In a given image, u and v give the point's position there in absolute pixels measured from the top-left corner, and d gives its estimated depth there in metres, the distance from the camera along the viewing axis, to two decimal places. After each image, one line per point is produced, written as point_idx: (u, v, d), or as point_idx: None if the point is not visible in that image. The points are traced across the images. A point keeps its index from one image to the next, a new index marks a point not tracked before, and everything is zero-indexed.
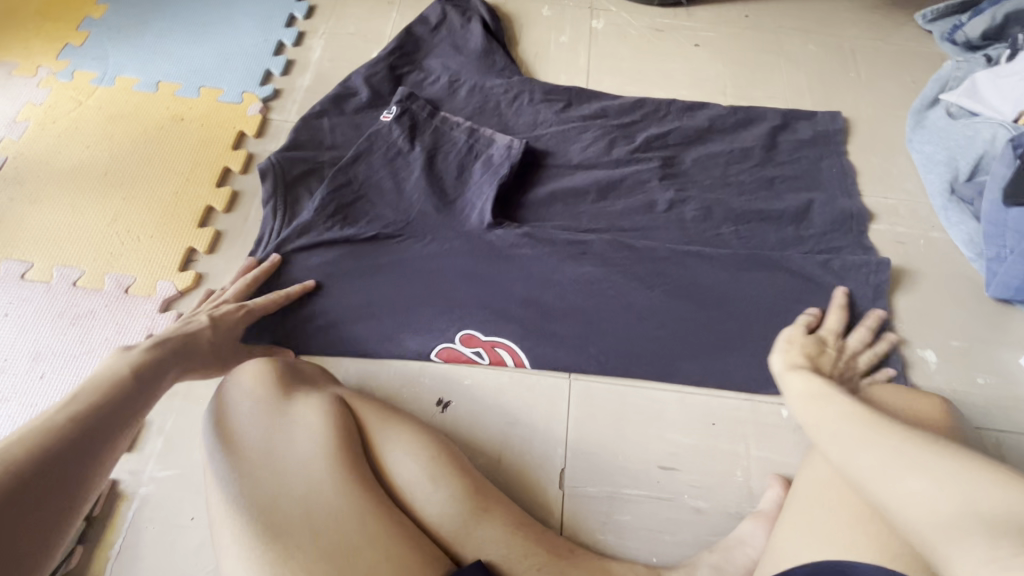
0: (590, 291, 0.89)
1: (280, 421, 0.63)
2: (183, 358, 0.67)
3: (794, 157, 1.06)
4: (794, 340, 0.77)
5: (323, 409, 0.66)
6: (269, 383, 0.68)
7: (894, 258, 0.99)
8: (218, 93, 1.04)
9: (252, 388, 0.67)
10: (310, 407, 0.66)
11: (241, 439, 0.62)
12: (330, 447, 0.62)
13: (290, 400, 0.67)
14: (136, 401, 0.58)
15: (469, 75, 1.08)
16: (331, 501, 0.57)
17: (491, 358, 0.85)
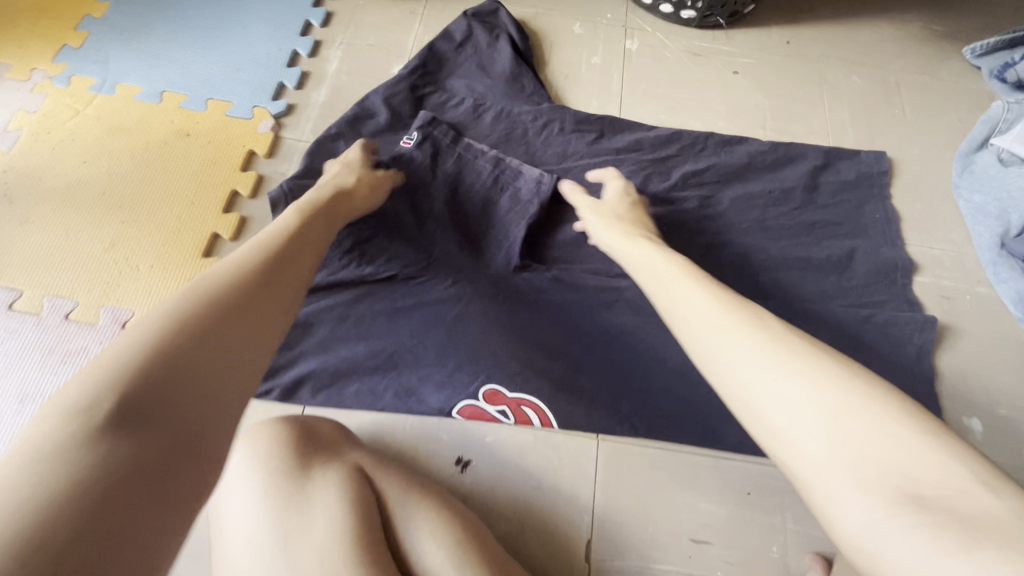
0: (620, 344, 0.84)
1: (298, 497, 0.61)
2: (310, 253, 0.66)
3: (836, 200, 1.00)
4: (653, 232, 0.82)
5: (343, 483, 0.64)
6: (290, 452, 0.67)
7: (940, 315, 0.94)
8: (227, 107, 0.97)
9: (274, 454, 0.66)
10: (329, 479, 0.65)
11: (256, 515, 0.61)
12: (351, 529, 0.60)
13: (309, 471, 0.65)
14: (279, 291, 0.56)
15: (496, 99, 1.01)
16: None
17: (515, 417, 0.79)
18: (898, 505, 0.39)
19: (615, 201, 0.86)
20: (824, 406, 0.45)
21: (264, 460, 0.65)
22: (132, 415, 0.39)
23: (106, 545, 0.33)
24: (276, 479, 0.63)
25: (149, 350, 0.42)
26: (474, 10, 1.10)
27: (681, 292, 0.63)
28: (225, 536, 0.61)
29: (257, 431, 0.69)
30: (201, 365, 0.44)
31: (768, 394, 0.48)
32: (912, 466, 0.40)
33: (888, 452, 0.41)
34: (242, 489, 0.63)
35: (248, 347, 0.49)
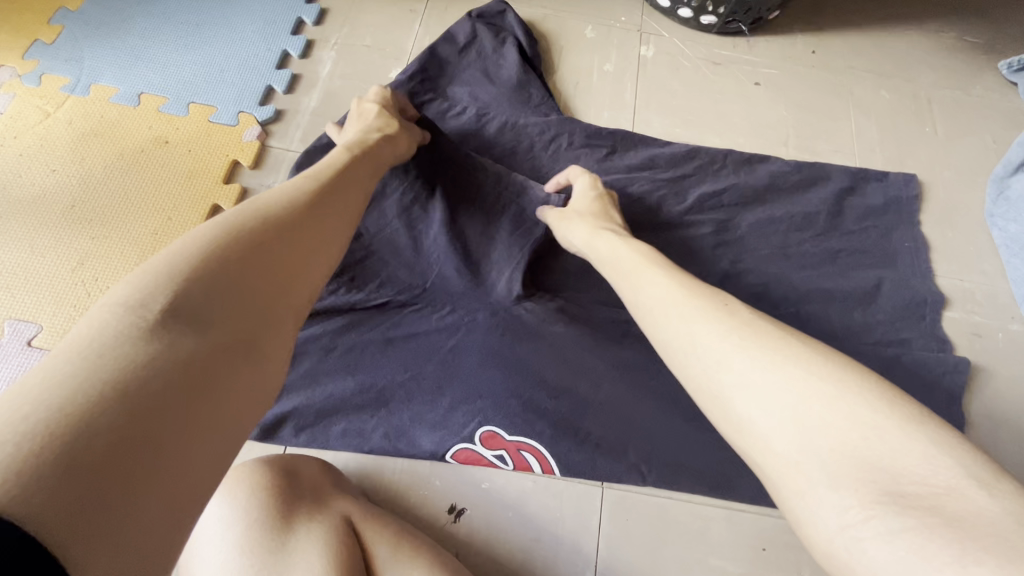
0: (630, 382, 0.78)
1: (276, 563, 0.54)
2: (359, 192, 0.64)
3: (863, 226, 0.93)
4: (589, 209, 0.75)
5: (326, 542, 0.57)
6: (267, 502, 0.59)
7: (971, 354, 0.87)
8: (211, 112, 0.90)
9: (249, 503, 0.58)
10: (312, 536, 0.57)
11: None
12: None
13: (289, 528, 0.57)
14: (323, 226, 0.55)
15: (501, 109, 0.94)
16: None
17: (514, 462, 0.74)
18: (879, 507, 0.32)
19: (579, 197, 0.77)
20: (790, 398, 0.38)
21: (237, 512, 0.57)
22: (188, 317, 0.38)
23: (169, 436, 0.32)
24: (250, 539, 0.55)
25: (203, 260, 0.41)
26: (480, 11, 1.02)
27: (651, 286, 0.55)
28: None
29: (242, 471, 0.62)
30: (252, 283, 0.43)
31: (736, 390, 0.41)
32: (890, 456, 0.34)
33: (868, 442, 0.34)
34: (214, 550, 0.55)
35: (293, 275, 0.48)
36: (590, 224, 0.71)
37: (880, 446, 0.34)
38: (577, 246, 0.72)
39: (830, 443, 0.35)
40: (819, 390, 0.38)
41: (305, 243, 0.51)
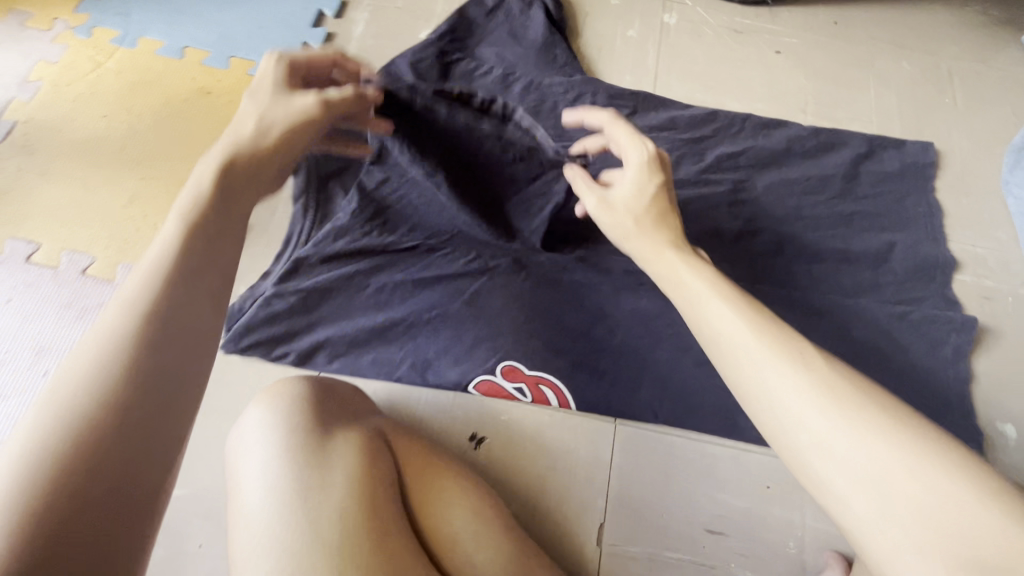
0: (646, 327, 0.81)
1: (318, 462, 0.59)
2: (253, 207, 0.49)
3: (877, 191, 0.95)
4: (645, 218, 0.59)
5: (363, 451, 0.62)
6: (307, 413, 0.64)
7: (980, 315, 0.90)
8: (250, 66, 0.94)
9: (292, 410, 0.64)
10: (357, 444, 0.63)
11: (271, 472, 0.58)
12: (371, 500, 0.58)
13: (329, 435, 0.62)
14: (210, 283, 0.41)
15: (526, 69, 0.98)
16: (376, 552, 0.55)
17: (533, 395, 0.78)
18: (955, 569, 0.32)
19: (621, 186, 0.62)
20: (869, 466, 0.36)
21: (283, 423, 0.63)
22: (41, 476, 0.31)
23: None
24: (302, 441, 0.61)
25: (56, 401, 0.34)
26: None
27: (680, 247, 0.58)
28: (242, 497, 0.58)
29: (290, 394, 0.67)
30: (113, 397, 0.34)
31: (808, 440, 0.38)
32: (968, 523, 0.32)
33: (944, 509, 0.33)
34: (264, 453, 0.61)
35: (160, 398, 0.36)
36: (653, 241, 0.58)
37: (965, 529, 0.32)
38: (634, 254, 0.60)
39: (907, 507, 0.34)
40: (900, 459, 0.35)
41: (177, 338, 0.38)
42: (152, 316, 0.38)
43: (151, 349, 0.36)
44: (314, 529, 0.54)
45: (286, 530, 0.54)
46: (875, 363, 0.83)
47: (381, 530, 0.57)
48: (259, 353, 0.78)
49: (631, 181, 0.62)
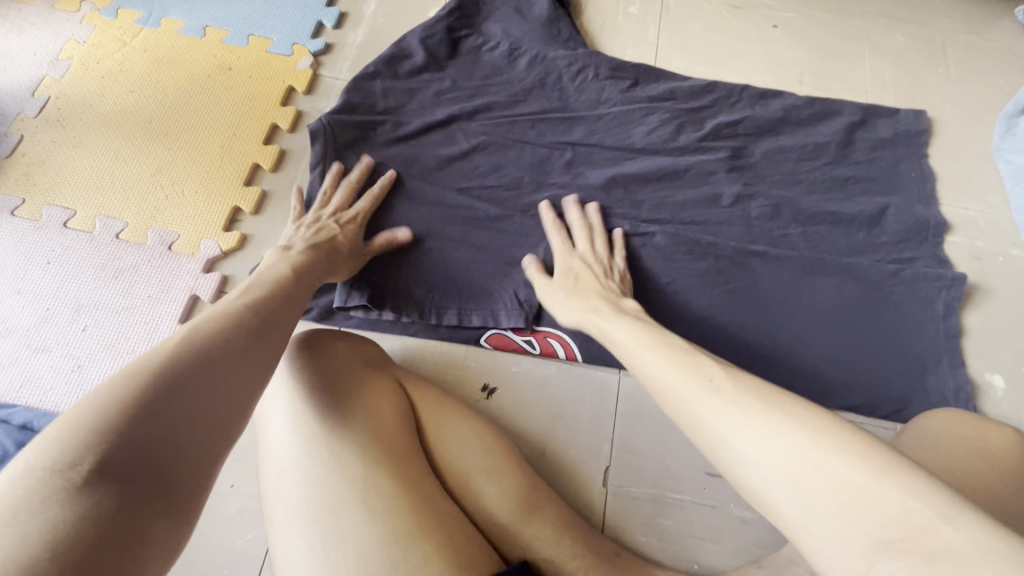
0: (647, 285, 0.86)
1: (343, 399, 0.60)
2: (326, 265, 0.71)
3: (872, 156, 0.99)
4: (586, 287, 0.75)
5: (386, 396, 0.64)
6: (332, 355, 0.64)
7: (970, 274, 0.93)
8: (268, 43, 0.99)
9: (314, 351, 0.64)
10: (372, 389, 0.64)
11: (292, 407, 0.59)
12: (390, 439, 0.60)
13: (353, 376, 0.64)
14: (286, 305, 0.55)
15: (531, 44, 1.02)
16: (397, 483, 0.57)
17: (541, 346, 0.82)
18: (874, 554, 0.31)
19: (563, 271, 0.79)
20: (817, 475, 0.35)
21: (302, 363, 0.62)
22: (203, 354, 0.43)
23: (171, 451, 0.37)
24: (319, 378, 0.61)
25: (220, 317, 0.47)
26: None
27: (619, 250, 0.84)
28: (265, 438, 0.59)
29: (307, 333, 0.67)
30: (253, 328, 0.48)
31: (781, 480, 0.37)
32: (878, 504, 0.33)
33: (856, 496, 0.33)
34: (279, 389, 0.61)
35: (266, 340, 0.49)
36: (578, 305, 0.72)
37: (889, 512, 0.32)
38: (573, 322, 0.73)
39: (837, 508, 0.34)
40: (860, 476, 0.34)
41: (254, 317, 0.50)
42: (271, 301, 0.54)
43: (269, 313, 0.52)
44: (337, 469, 0.56)
45: (310, 465, 0.56)
46: (869, 317, 0.87)
47: (397, 467, 0.59)
48: None
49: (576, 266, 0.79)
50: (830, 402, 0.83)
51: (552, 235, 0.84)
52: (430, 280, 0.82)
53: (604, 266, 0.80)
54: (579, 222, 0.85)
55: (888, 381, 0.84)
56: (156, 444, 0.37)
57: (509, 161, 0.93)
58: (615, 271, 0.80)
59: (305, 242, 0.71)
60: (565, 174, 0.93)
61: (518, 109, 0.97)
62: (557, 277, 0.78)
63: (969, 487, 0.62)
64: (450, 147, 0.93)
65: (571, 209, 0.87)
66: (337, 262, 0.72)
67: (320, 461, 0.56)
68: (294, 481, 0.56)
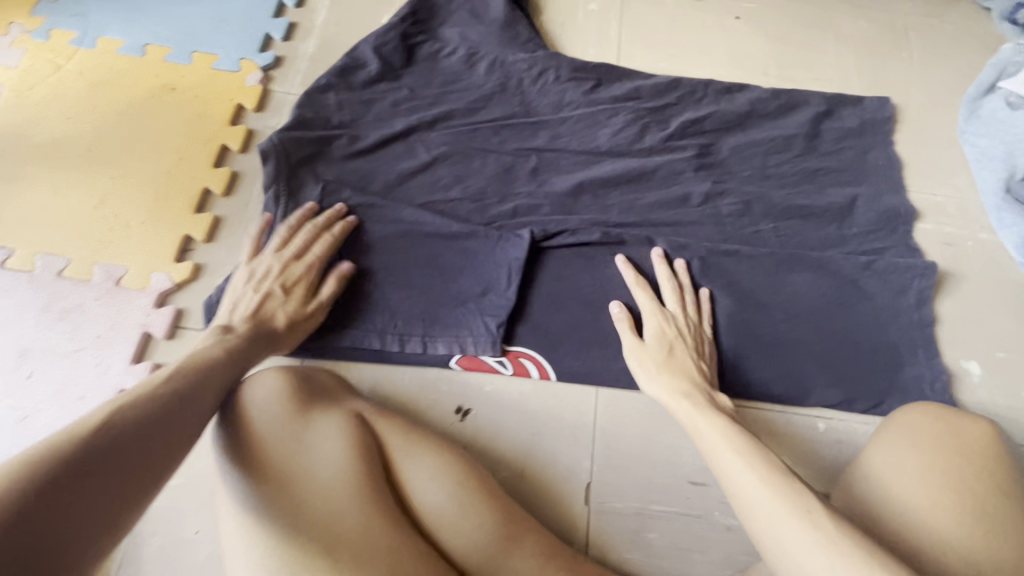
0: (620, 293, 0.85)
1: (297, 444, 0.57)
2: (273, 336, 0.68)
3: (839, 147, 0.98)
4: (674, 367, 0.73)
5: (345, 432, 0.61)
6: (284, 396, 0.61)
7: (942, 261, 0.93)
8: (213, 59, 0.94)
9: (264, 396, 0.61)
10: (328, 431, 0.60)
11: (246, 458, 0.56)
12: (352, 480, 0.56)
13: (307, 418, 0.60)
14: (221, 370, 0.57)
15: (489, 48, 0.99)
16: (353, 529, 0.53)
17: (514, 367, 0.80)
18: None
19: (654, 341, 0.76)
20: None
21: (253, 411, 0.59)
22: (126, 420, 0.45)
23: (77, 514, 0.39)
24: (270, 425, 0.58)
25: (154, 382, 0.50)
26: None
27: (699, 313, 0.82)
28: (219, 494, 0.56)
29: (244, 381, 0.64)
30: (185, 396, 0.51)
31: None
32: None
33: None
34: (226, 441, 0.57)
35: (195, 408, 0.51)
36: (668, 384, 0.71)
37: None
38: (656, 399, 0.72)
39: None
40: None
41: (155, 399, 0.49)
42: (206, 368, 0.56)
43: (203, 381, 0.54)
44: (298, 519, 0.52)
45: (271, 518, 0.52)
46: (843, 312, 0.86)
47: (362, 510, 0.55)
48: None
49: (663, 336, 0.76)
50: (812, 401, 0.81)
51: (639, 289, 0.82)
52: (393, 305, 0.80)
53: (690, 327, 0.79)
54: (669, 278, 0.83)
55: (865, 375, 0.83)
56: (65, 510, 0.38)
57: (472, 172, 0.91)
58: (698, 332, 0.80)
59: (244, 320, 0.67)
60: (531, 182, 0.91)
61: (479, 117, 0.94)
62: (648, 343, 0.76)
63: (938, 483, 0.60)
64: (410, 160, 0.90)
65: (660, 264, 0.85)
66: (279, 343, 0.69)
67: (276, 513, 0.52)
68: (243, 536, 0.52)
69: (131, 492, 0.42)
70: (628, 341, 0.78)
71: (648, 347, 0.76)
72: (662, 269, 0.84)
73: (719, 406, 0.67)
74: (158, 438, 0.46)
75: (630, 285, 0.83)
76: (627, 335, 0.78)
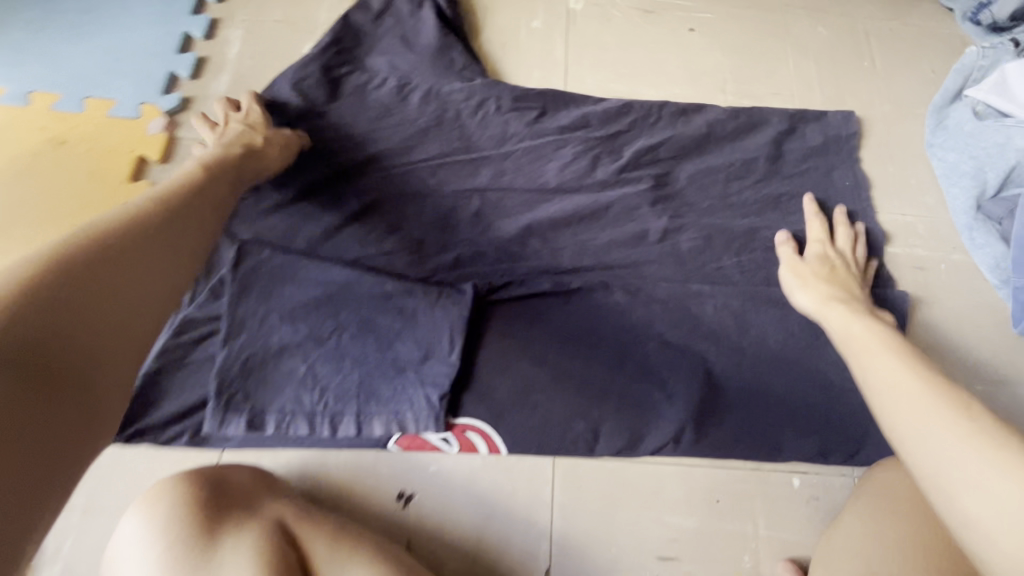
0: (575, 348, 0.77)
1: None
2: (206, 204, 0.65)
3: (803, 169, 0.92)
4: (826, 280, 0.76)
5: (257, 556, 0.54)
6: (188, 525, 0.55)
7: (914, 287, 0.87)
8: (109, 105, 0.84)
9: (166, 527, 0.55)
10: (237, 562, 0.53)
11: None
12: None
13: (214, 547, 0.53)
14: (193, 207, 0.63)
15: (422, 77, 0.90)
16: None
17: (460, 443, 0.72)
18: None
19: (815, 261, 0.80)
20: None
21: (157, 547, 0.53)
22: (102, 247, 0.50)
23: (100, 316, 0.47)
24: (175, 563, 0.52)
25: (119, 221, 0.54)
26: None
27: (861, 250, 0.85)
28: None
29: (146, 498, 0.59)
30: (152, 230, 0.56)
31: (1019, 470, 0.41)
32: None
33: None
34: (174, 503, 0.56)
35: (167, 236, 0.57)
36: (822, 292, 0.74)
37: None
38: (807, 311, 0.75)
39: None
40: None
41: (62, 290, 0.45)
42: (173, 207, 0.61)
43: (171, 214, 0.59)
44: None
45: None
46: (815, 353, 0.80)
47: None
48: (145, 442, 0.68)
49: (822, 260, 0.80)
50: (787, 456, 0.75)
51: (813, 221, 0.85)
52: (319, 380, 0.72)
53: (854, 265, 0.82)
54: (846, 227, 0.85)
55: (841, 422, 0.77)
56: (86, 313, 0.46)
57: (407, 219, 0.82)
58: (859, 270, 0.82)
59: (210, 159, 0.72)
60: (473, 227, 0.82)
61: (413, 156, 0.86)
62: (810, 260, 0.80)
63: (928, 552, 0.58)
64: (337, 210, 0.81)
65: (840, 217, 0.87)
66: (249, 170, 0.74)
67: None
68: None
69: (133, 313, 0.50)
70: (788, 257, 0.82)
71: (807, 265, 0.80)
72: (842, 219, 0.86)
73: (877, 316, 0.69)
74: (138, 263, 0.52)
75: (806, 216, 0.87)
76: (788, 249, 0.82)
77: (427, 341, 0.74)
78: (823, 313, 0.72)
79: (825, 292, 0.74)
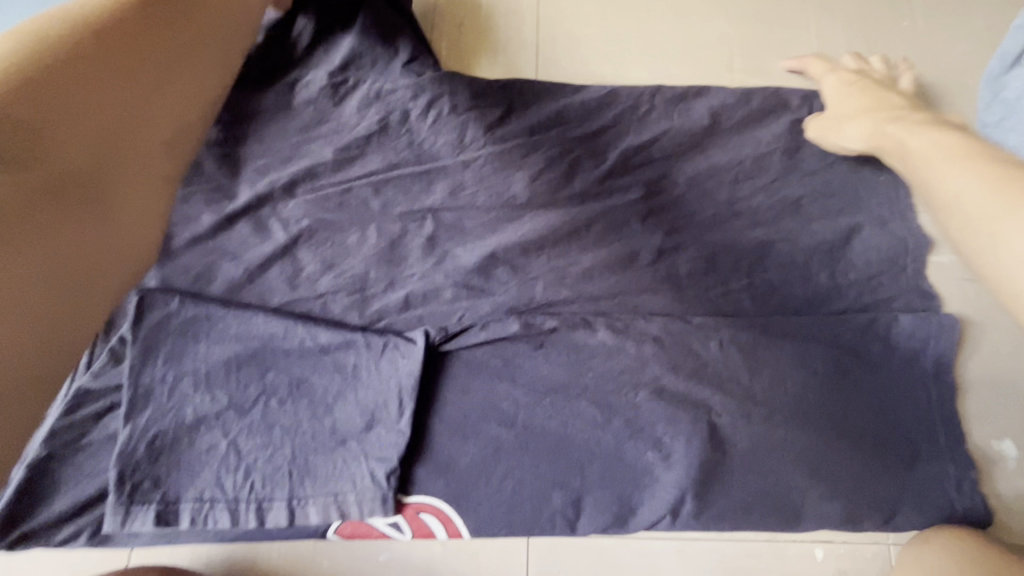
0: (551, 403, 0.64)
1: None
2: (228, 30, 0.60)
3: (828, 161, 0.74)
4: (869, 99, 0.68)
5: None
6: None
7: (964, 305, 0.72)
8: None
9: None
10: None
11: None
12: None
13: None
14: (201, 15, 0.55)
15: (361, 71, 0.74)
16: None
17: (413, 529, 0.62)
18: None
19: (843, 95, 0.72)
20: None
21: None
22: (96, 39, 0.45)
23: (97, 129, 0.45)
24: None
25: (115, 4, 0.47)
26: None
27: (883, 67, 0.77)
28: None
29: None
30: (148, 28, 0.50)
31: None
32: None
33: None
34: None
35: (166, 40, 0.51)
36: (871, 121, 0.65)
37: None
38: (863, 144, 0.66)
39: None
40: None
41: (62, 82, 0.42)
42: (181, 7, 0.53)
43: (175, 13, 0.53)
44: None
45: None
46: (846, 398, 0.65)
47: None
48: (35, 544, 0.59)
49: (854, 89, 0.71)
50: (808, 524, 0.63)
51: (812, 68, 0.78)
52: (241, 459, 0.60)
53: (881, 77, 0.75)
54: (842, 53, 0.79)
55: (875, 481, 0.63)
56: (75, 124, 0.43)
57: (345, 250, 0.68)
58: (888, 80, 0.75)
59: None
60: (425, 257, 0.68)
61: (352, 171, 0.71)
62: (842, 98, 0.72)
63: None
64: (262, 246, 0.68)
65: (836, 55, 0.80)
66: None
67: None
68: None
69: (134, 131, 0.48)
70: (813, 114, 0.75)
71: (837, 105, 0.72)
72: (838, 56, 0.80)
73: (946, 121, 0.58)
74: (129, 73, 0.48)
75: (800, 63, 0.80)
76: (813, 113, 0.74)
77: (371, 404, 0.62)
78: (883, 137, 0.62)
79: (870, 124, 0.65)
